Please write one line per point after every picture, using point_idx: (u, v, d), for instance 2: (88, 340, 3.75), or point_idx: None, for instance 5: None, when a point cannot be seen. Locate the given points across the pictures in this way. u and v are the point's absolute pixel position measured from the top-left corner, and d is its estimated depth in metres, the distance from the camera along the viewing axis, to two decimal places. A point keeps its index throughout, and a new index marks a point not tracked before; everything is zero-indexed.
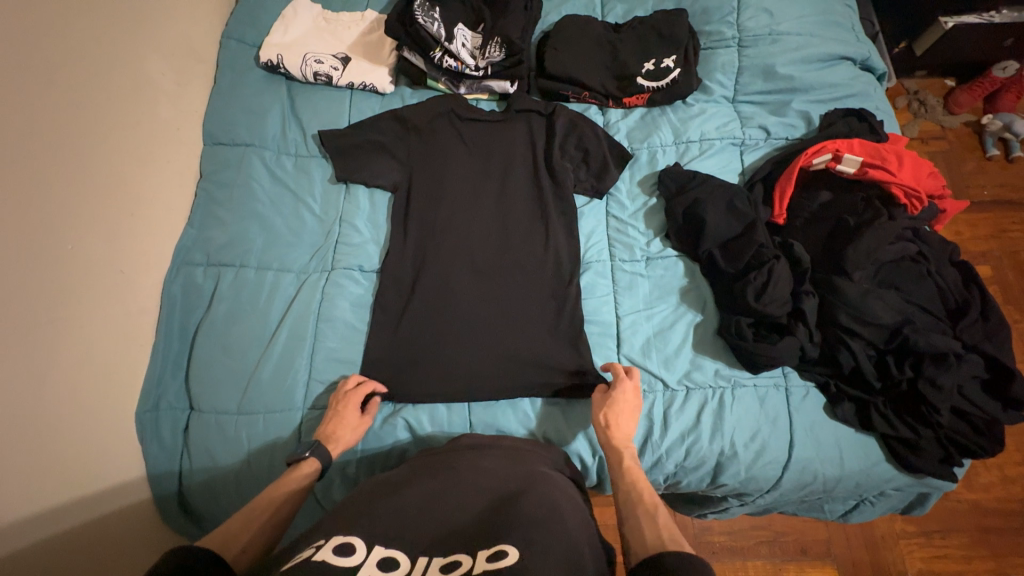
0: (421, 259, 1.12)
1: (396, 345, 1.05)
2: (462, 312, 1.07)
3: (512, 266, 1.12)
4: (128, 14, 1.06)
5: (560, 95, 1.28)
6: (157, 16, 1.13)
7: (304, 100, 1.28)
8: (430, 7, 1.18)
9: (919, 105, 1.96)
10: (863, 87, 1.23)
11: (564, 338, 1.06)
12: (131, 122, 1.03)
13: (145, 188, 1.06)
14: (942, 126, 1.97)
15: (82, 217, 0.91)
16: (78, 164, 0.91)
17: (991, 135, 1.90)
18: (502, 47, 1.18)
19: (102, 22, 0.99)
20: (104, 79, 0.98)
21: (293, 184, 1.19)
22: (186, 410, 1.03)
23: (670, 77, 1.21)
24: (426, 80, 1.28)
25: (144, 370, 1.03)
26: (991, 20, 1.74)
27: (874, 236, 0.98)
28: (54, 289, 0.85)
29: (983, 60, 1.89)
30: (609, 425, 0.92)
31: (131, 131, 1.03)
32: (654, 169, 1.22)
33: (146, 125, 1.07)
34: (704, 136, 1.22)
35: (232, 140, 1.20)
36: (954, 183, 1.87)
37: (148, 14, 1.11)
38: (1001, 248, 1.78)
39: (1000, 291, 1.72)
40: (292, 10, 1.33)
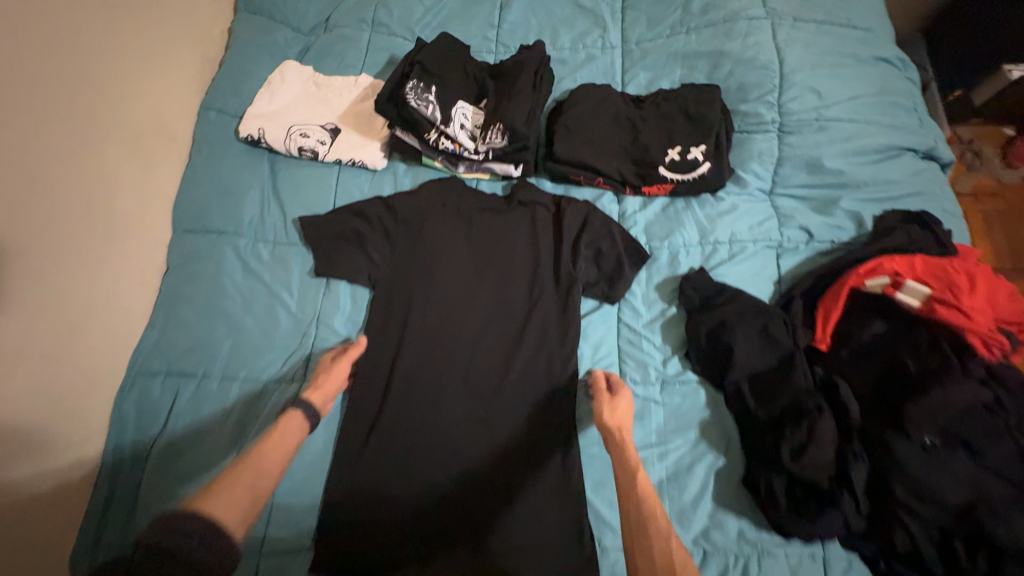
0: (404, 371, 1.02)
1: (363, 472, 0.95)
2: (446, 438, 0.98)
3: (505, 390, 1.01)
4: (85, 101, 0.95)
5: (569, 179, 1.14)
6: (122, 96, 1.03)
7: (287, 177, 1.16)
8: (425, 88, 1.04)
9: (973, 157, 1.68)
10: (925, 186, 1.06)
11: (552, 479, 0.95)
12: (80, 223, 0.93)
13: (96, 292, 0.95)
14: (999, 180, 1.68)
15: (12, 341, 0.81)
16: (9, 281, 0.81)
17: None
18: (505, 133, 1.04)
19: (49, 115, 0.89)
20: (47, 176, 0.88)
21: (268, 276, 1.07)
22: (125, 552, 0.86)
23: (698, 171, 1.05)
24: (421, 158, 1.16)
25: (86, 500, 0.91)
26: None
27: (943, 391, 0.80)
28: None
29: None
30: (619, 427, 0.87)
31: (80, 233, 0.93)
32: (676, 273, 1.06)
33: (100, 223, 0.96)
34: (734, 237, 1.06)
35: (205, 227, 1.09)
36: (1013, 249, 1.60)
37: (111, 97, 1.00)
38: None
39: None
40: (278, 75, 1.22)
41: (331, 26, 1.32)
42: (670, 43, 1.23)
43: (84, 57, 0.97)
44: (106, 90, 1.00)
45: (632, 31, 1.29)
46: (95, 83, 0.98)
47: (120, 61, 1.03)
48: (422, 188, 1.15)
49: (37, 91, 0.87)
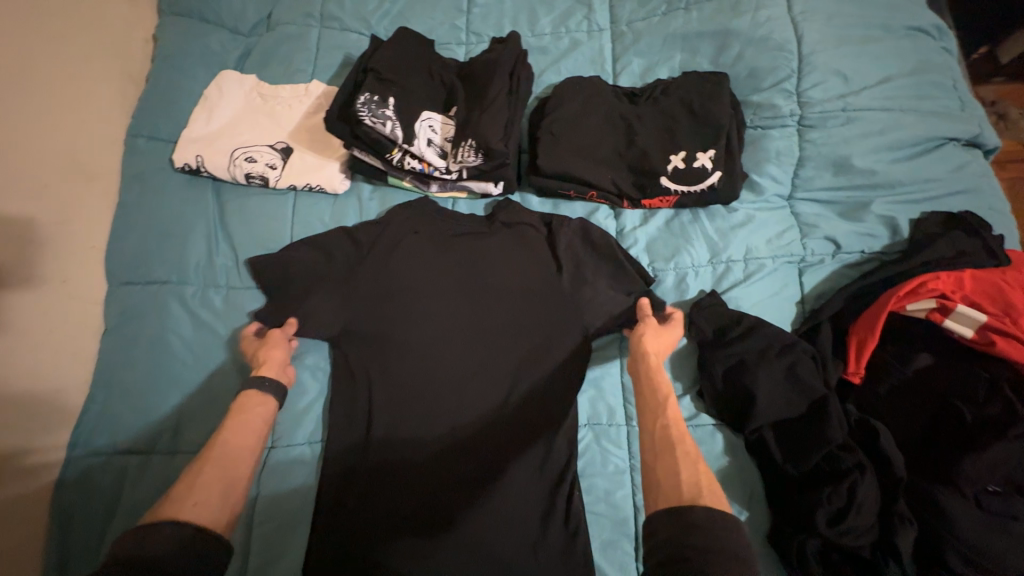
0: (382, 428, 0.87)
1: (340, 554, 0.80)
2: (434, 509, 0.83)
3: (503, 446, 0.87)
4: None
5: (559, 193, 0.99)
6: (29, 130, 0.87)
7: (235, 209, 1.02)
8: (380, 101, 0.88)
9: (999, 119, 1.43)
10: (969, 181, 0.92)
11: (558, 548, 0.81)
12: None
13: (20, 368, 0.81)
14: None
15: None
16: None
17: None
18: (479, 151, 0.88)
19: None
20: None
21: (221, 327, 0.94)
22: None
23: (707, 182, 0.91)
24: (388, 178, 1.01)
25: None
26: None
27: (1005, 446, 0.70)
28: None
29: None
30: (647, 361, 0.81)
31: None
32: (685, 298, 0.93)
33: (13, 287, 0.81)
34: (750, 253, 0.92)
35: (145, 276, 0.96)
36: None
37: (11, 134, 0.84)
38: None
39: None
40: (216, 89, 1.06)
41: (273, 23, 1.14)
42: (667, 22, 1.06)
43: None
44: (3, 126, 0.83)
45: (622, 9, 1.11)
46: None
47: (17, 87, 0.86)
48: (390, 214, 1.00)
49: None
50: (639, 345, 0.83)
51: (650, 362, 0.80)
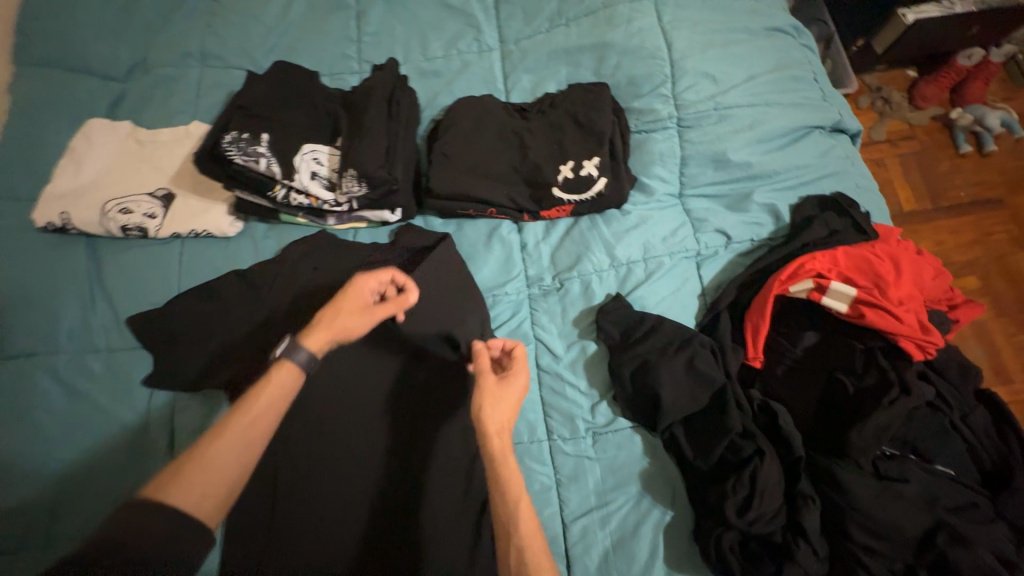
0: (287, 499, 0.80)
1: None
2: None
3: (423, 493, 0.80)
4: None
5: (458, 213, 0.98)
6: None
7: (113, 265, 0.94)
8: (252, 139, 0.85)
9: (883, 104, 1.55)
10: (836, 164, 0.98)
11: None
12: None
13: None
14: (910, 123, 1.54)
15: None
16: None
17: (961, 129, 1.50)
18: (362, 180, 0.86)
19: None
20: None
21: (104, 395, 0.86)
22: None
23: (595, 188, 0.93)
24: (279, 215, 0.96)
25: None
26: (952, 9, 1.36)
27: (883, 412, 0.73)
28: None
29: (946, 50, 1.50)
30: (498, 429, 0.70)
31: None
32: (592, 304, 0.94)
33: None
34: (649, 252, 0.95)
35: (12, 350, 0.87)
36: (925, 188, 1.47)
37: None
38: (987, 255, 1.39)
39: None
40: (83, 139, 0.99)
41: (149, 66, 1.09)
42: (551, 38, 1.09)
43: None
44: None
45: (509, 29, 1.13)
46: None
47: None
48: (286, 252, 0.96)
49: None
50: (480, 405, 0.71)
51: (497, 435, 0.69)
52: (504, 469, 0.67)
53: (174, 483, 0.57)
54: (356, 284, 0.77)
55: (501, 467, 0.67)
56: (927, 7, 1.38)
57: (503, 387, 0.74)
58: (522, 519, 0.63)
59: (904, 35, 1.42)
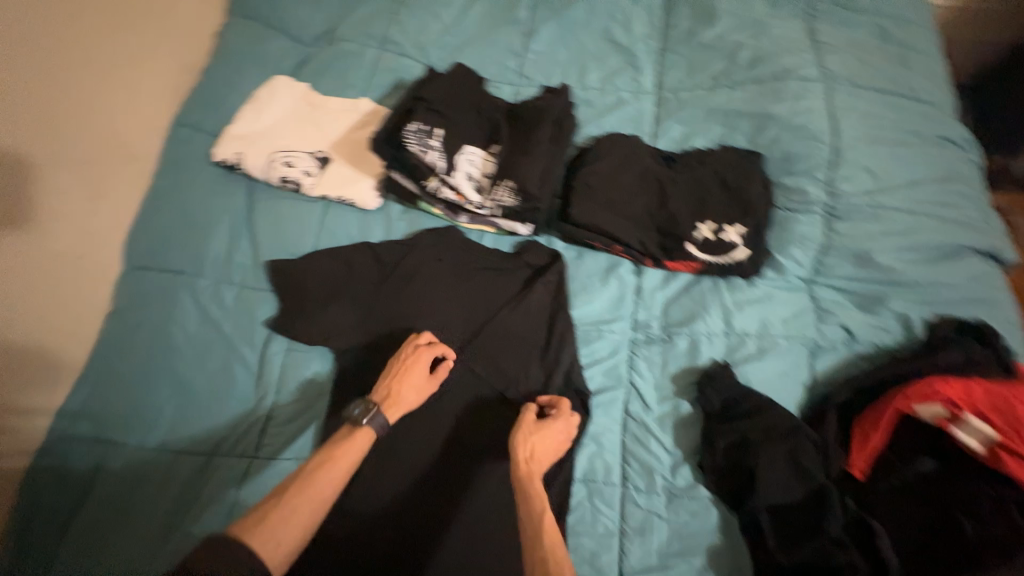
0: (369, 469, 0.85)
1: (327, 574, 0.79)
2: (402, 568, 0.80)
3: (491, 504, 0.84)
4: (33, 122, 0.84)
5: (584, 241, 1.00)
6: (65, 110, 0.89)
7: (263, 209, 1.02)
8: (428, 131, 0.90)
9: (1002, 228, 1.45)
10: (984, 291, 0.94)
11: None
12: (20, 265, 0.82)
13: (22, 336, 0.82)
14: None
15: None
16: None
17: None
18: (516, 192, 0.91)
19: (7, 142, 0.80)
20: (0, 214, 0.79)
21: (230, 326, 0.93)
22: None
23: (733, 255, 0.93)
24: (419, 202, 1.02)
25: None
26: None
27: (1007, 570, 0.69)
28: None
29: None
30: (530, 455, 0.79)
31: (23, 278, 0.82)
32: (695, 364, 0.94)
33: (44, 262, 0.85)
34: (766, 329, 0.93)
35: (162, 264, 0.95)
36: None
37: (69, 116, 0.90)
38: None
39: None
40: (267, 91, 1.08)
41: (334, 38, 1.18)
42: (709, 96, 1.11)
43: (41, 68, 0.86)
44: (66, 111, 0.89)
45: (667, 78, 1.17)
46: (48, 105, 0.87)
47: (87, 79, 0.93)
48: (416, 238, 1.02)
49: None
50: (521, 436, 0.80)
51: (531, 462, 0.78)
52: (530, 485, 0.75)
53: (253, 528, 0.62)
54: (417, 359, 0.84)
55: (525, 481, 0.76)
56: None
57: (539, 425, 0.83)
58: (542, 517, 0.72)
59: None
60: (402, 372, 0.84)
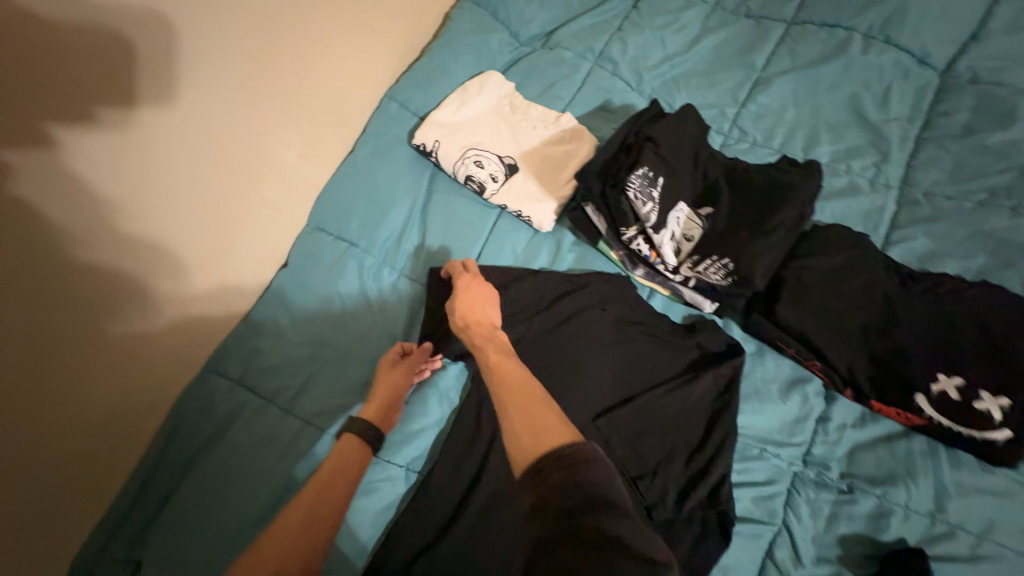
0: (471, 519, 0.75)
1: None
2: None
3: None
4: (280, 75, 0.90)
5: (773, 342, 0.86)
6: (307, 45, 0.93)
7: (440, 202, 0.99)
8: (651, 179, 0.81)
9: None
10: None
11: None
12: (231, 202, 0.87)
13: (211, 238, 0.86)
14: None
15: (37, 267, 0.64)
16: (76, 192, 0.67)
17: None
18: (727, 274, 0.80)
19: (254, 86, 0.86)
20: (229, 151, 0.85)
21: (382, 312, 0.92)
22: (131, 568, 0.76)
23: (986, 433, 0.73)
24: (599, 241, 0.93)
25: (98, 514, 0.78)
26: None
27: None
28: (62, 407, 0.71)
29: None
30: (467, 324, 0.72)
31: (230, 216, 0.87)
32: (876, 537, 0.76)
33: (251, 205, 0.90)
34: (992, 533, 0.73)
35: (339, 231, 0.97)
36: None
37: (309, 74, 0.94)
38: None
39: None
40: (476, 83, 1.05)
41: (551, 44, 1.12)
42: (980, 214, 0.89)
43: (301, 26, 0.91)
44: (309, 70, 0.94)
45: (925, 174, 0.95)
46: (297, 62, 0.92)
47: (335, 43, 0.97)
48: (585, 278, 0.93)
49: (247, 57, 0.84)
50: (458, 302, 0.76)
51: (471, 323, 0.73)
52: (481, 349, 0.67)
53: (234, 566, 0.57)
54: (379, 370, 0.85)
55: (470, 334, 0.71)
56: None
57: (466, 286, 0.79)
58: (488, 354, 0.65)
59: None
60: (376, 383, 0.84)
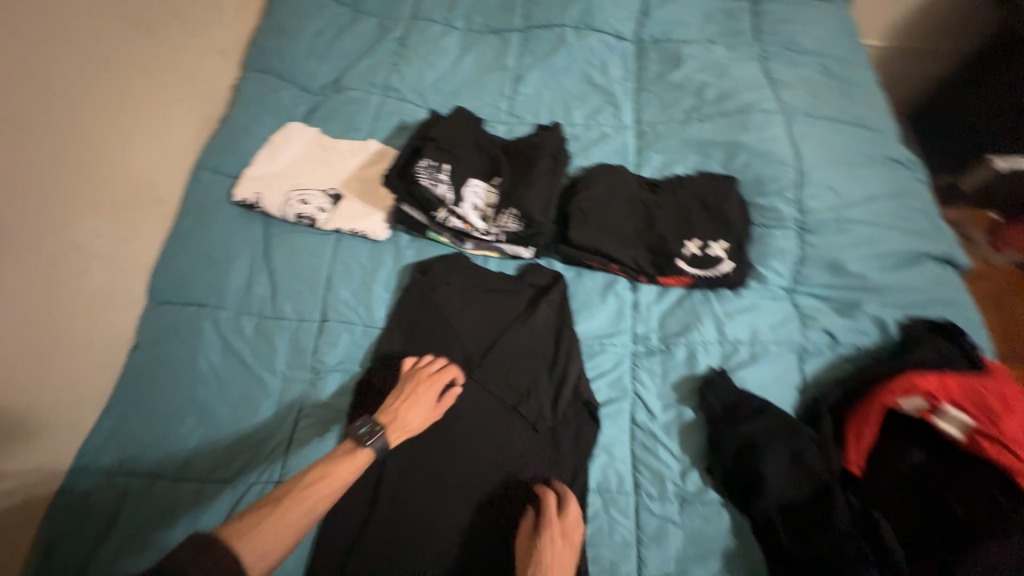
0: (389, 497, 0.87)
1: None
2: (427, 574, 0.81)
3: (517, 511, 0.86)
4: (76, 169, 0.92)
5: (582, 262, 1.08)
6: (91, 133, 0.95)
7: (280, 242, 1.08)
8: (437, 166, 1.01)
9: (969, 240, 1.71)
10: (946, 293, 1.03)
11: None
12: (52, 301, 0.86)
13: (23, 349, 0.81)
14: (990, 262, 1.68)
15: None
16: None
17: None
18: (519, 219, 1.00)
19: (50, 185, 0.87)
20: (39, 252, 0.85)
21: (250, 355, 0.96)
22: None
23: (721, 269, 1.01)
24: (427, 232, 1.09)
25: None
26: None
27: (999, 547, 0.73)
28: None
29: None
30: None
31: (55, 314, 0.86)
32: (694, 372, 0.99)
33: (76, 299, 0.90)
34: (756, 336, 1.00)
35: (185, 298, 1.00)
36: (1013, 331, 1.58)
37: (105, 163, 0.97)
38: None
39: None
40: (281, 135, 1.17)
41: (341, 87, 1.28)
42: (684, 128, 1.23)
43: (84, 121, 0.94)
44: (104, 160, 0.97)
45: (645, 112, 1.29)
46: (91, 153, 0.95)
47: (129, 132, 1.02)
48: (428, 264, 1.08)
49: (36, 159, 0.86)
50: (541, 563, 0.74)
51: None
52: None
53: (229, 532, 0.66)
54: (420, 387, 0.88)
55: None
56: None
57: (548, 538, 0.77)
58: None
59: (989, 181, 1.60)
60: (407, 393, 0.87)
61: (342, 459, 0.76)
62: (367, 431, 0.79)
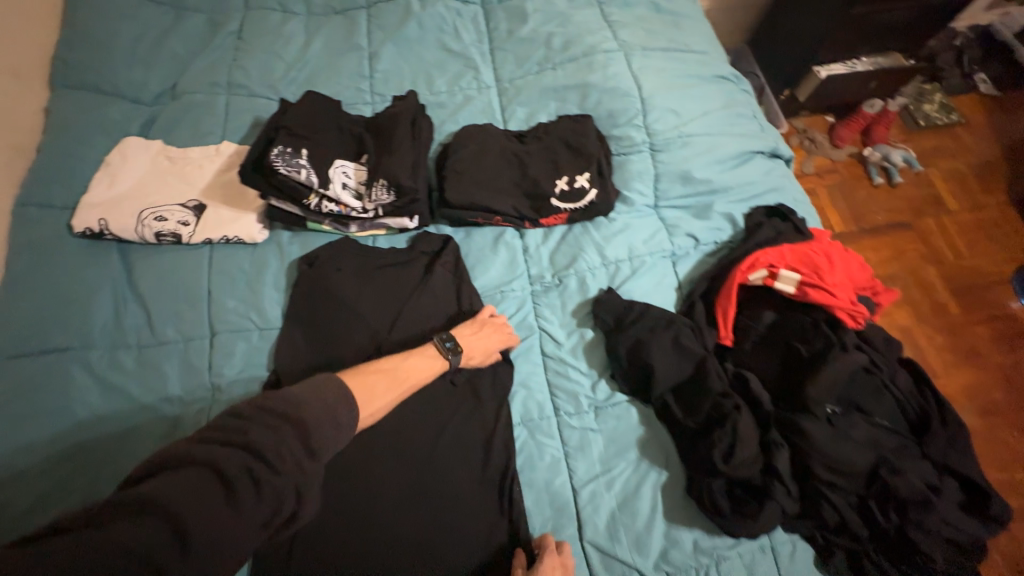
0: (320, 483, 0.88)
1: None
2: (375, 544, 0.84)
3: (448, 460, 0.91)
4: None
5: (468, 221, 1.12)
6: None
7: (144, 266, 1.01)
8: (294, 152, 0.99)
9: (811, 143, 2.01)
10: (776, 181, 1.21)
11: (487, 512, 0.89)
12: None
13: None
14: (833, 160, 2.00)
15: None
16: None
17: (873, 164, 1.97)
18: (390, 189, 1.02)
19: None
20: None
21: (136, 388, 0.90)
22: None
23: (587, 199, 1.11)
24: (306, 224, 1.07)
25: None
26: (853, 70, 1.86)
27: (830, 367, 0.91)
28: None
29: (854, 100, 1.99)
30: None
31: None
32: (587, 297, 1.08)
33: None
34: (633, 252, 1.11)
35: (41, 346, 0.91)
36: (851, 213, 1.90)
37: None
38: (905, 270, 1.81)
39: (935, 313, 1.75)
40: (118, 154, 1.07)
41: (179, 93, 1.19)
42: (540, 78, 1.30)
43: None
44: None
45: (503, 69, 1.33)
46: None
47: None
48: (315, 254, 1.06)
49: None
50: None
51: None
52: None
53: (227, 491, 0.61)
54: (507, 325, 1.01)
55: None
56: (835, 67, 1.87)
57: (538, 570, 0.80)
58: None
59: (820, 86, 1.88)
60: (483, 327, 0.99)
61: (418, 360, 0.90)
62: (451, 347, 0.93)
